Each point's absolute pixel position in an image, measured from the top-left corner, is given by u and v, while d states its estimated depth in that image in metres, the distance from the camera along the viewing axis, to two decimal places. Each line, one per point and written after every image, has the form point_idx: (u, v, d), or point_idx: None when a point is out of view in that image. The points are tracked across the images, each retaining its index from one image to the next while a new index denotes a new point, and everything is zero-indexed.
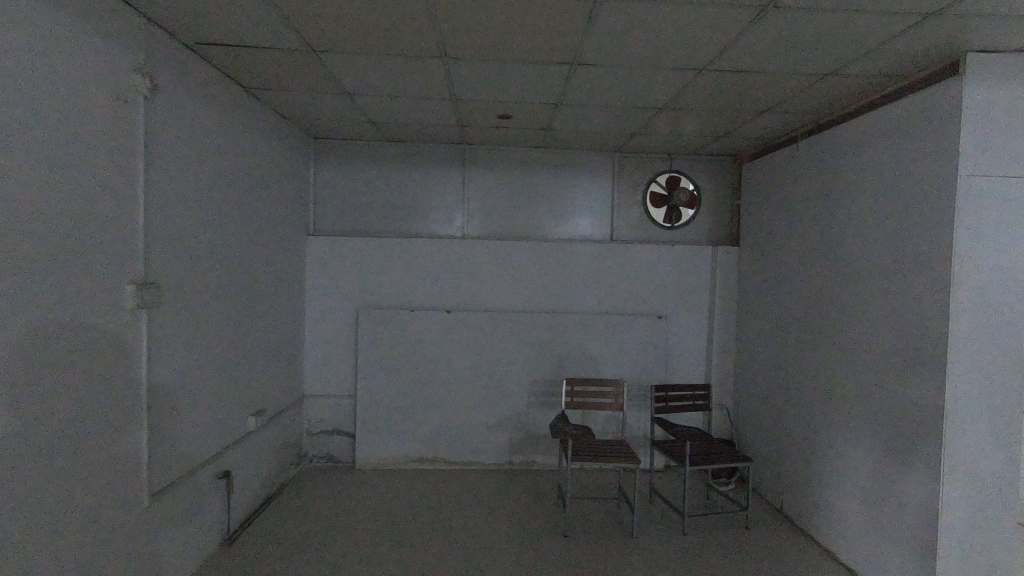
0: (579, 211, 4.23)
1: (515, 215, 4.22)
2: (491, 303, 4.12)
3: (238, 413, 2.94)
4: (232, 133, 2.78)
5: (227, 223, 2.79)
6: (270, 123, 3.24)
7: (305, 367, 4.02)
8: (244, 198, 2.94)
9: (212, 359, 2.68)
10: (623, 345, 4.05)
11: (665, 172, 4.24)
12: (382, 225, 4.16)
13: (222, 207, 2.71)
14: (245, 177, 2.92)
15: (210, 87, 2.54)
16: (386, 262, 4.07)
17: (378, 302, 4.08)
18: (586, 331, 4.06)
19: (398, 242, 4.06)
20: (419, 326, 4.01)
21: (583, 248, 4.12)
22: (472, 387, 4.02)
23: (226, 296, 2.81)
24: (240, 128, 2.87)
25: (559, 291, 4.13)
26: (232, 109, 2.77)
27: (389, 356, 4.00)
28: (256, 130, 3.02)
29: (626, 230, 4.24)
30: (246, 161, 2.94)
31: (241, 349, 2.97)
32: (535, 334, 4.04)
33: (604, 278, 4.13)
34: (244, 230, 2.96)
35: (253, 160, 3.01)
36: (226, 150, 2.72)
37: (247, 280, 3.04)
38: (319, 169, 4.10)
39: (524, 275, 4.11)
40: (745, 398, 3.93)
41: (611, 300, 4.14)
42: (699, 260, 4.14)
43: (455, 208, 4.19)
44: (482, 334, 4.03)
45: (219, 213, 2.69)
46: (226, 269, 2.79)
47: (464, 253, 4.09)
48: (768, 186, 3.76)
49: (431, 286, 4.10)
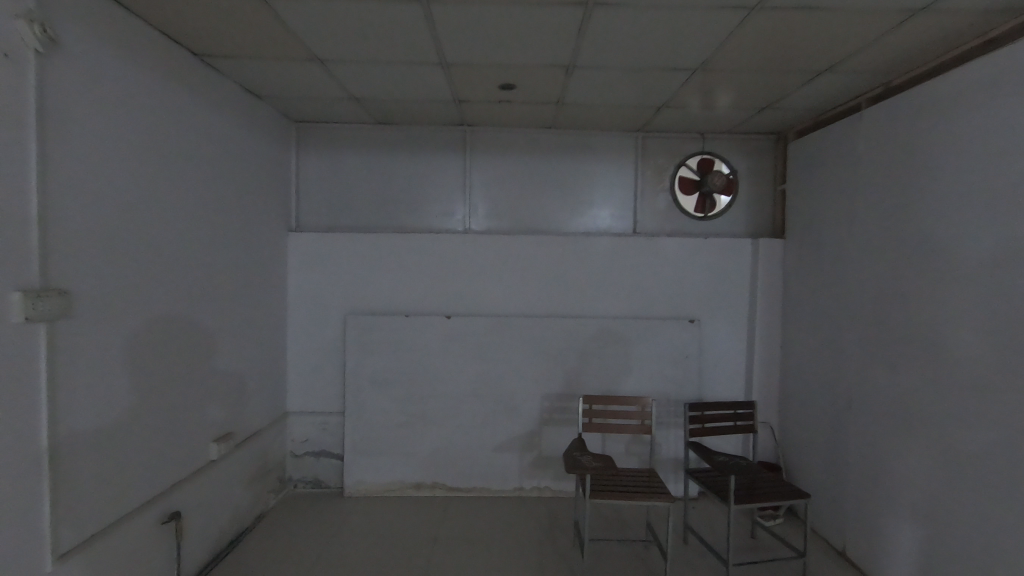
0: (597, 201, 3.71)
1: (524, 207, 3.71)
2: (499, 308, 3.62)
3: (192, 440, 2.49)
4: (175, 106, 2.33)
5: (174, 216, 2.33)
6: (231, 99, 2.79)
7: (288, 381, 3.58)
8: (197, 187, 2.48)
9: (153, 377, 2.23)
10: (649, 354, 3.53)
11: (697, 154, 3.69)
12: (374, 219, 3.69)
13: (165, 196, 2.26)
14: (195, 162, 2.47)
15: (139, 48, 2.09)
16: (379, 262, 3.59)
17: (371, 308, 3.61)
18: (606, 338, 3.54)
19: (393, 239, 3.59)
20: (416, 333, 3.53)
21: (602, 243, 3.60)
22: (476, 403, 3.54)
23: (175, 304, 2.36)
24: (189, 102, 2.42)
25: (575, 292, 3.61)
26: (175, 77, 2.32)
27: (382, 368, 3.53)
28: (207, 105, 2.57)
29: (651, 222, 3.71)
30: (198, 143, 2.49)
31: (194, 366, 2.52)
32: (548, 341, 3.54)
33: (627, 277, 3.61)
34: (198, 226, 2.50)
35: (206, 141, 2.55)
36: (167, 128, 2.26)
37: (204, 285, 2.58)
38: (303, 158, 3.65)
39: (535, 274, 3.61)
40: (795, 416, 3.37)
41: (635, 302, 3.62)
42: (736, 256, 3.59)
43: (456, 200, 3.70)
44: (487, 342, 3.54)
45: (160, 203, 2.23)
46: (174, 271, 2.34)
47: (467, 250, 3.60)
48: (821, 167, 3.19)
49: (430, 289, 3.61)
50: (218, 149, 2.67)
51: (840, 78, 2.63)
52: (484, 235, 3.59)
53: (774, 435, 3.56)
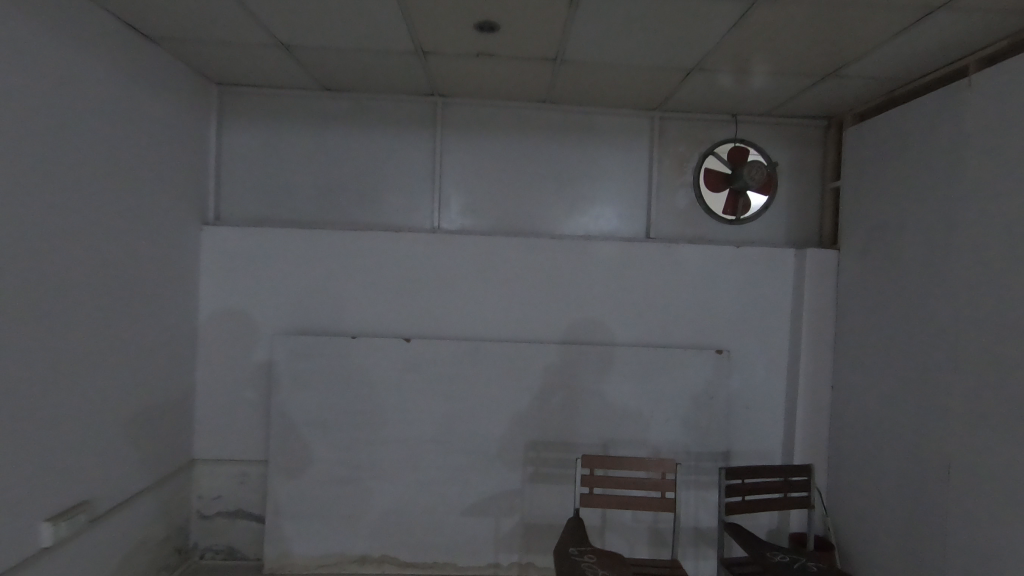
0: (601, 198, 2.95)
1: (507, 203, 2.94)
2: (472, 330, 2.84)
3: None
4: None
5: None
6: (82, 29, 1.99)
7: (197, 419, 2.76)
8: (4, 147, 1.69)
9: None
10: (663, 393, 2.77)
11: (727, 142, 2.93)
12: (317, 213, 2.90)
13: None
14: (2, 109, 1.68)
15: None
16: (322, 267, 2.80)
17: (309, 326, 2.81)
18: (609, 371, 2.77)
19: (339, 238, 2.79)
20: (366, 361, 2.74)
21: (606, 250, 2.84)
22: (439, 453, 2.74)
23: None
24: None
25: (571, 312, 2.84)
26: None
27: (318, 404, 2.72)
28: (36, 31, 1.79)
29: (667, 226, 2.94)
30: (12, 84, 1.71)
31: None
32: (535, 373, 2.76)
33: (637, 293, 2.84)
34: (2, 206, 1.68)
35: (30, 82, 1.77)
36: None
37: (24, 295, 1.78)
38: (226, 132, 2.87)
39: (520, 288, 2.83)
40: (854, 479, 2.61)
41: (646, 325, 2.85)
42: (776, 270, 2.84)
43: (423, 193, 2.93)
44: (455, 375, 2.75)
45: None
46: None
47: (436, 255, 2.81)
48: (895, 156, 2.46)
49: (386, 303, 2.82)
50: (52, 100, 1.87)
51: (952, 20, 1.90)
52: (457, 236, 2.81)
53: (823, 500, 2.79)
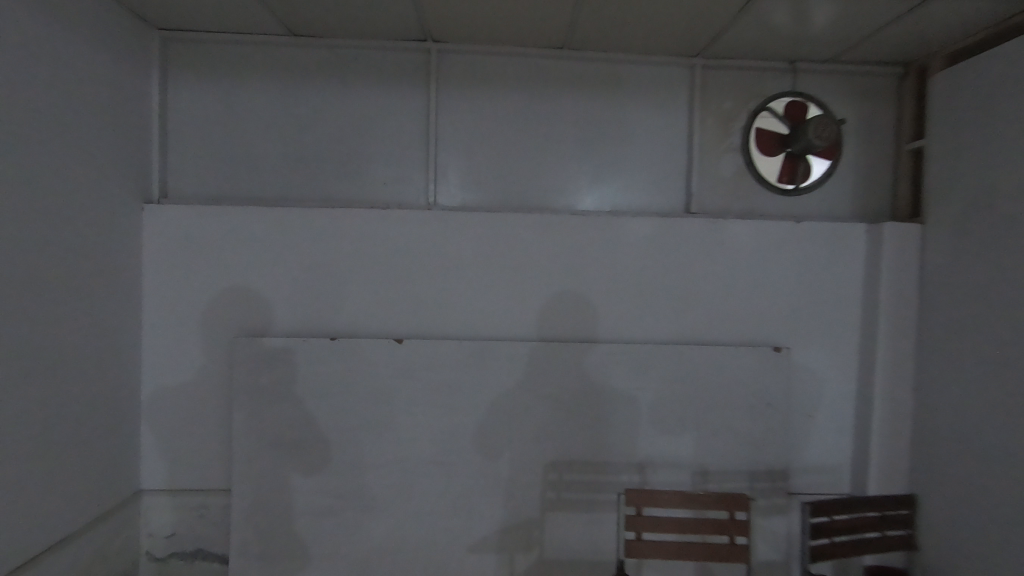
0: (629, 166, 2.45)
1: (517, 174, 2.43)
2: (477, 328, 2.34)
3: None
4: None
5: None
6: None
7: (145, 440, 2.28)
8: None
9: None
10: (709, 401, 2.29)
11: (784, 96, 2.41)
12: (286, 189, 2.39)
13: None
14: None
15: None
16: (293, 254, 2.30)
17: (279, 326, 2.32)
18: (644, 374, 2.29)
19: (313, 218, 2.29)
20: (348, 367, 2.25)
21: (637, 228, 2.34)
22: (439, 477, 2.27)
23: None
24: None
25: (595, 305, 2.35)
26: None
27: (291, 421, 2.24)
28: None
29: (710, 198, 2.44)
30: None
31: None
32: (554, 379, 2.28)
33: (675, 281, 2.35)
34: None
35: None
36: None
37: None
38: (173, 92, 2.35)
39: (534, 276, 2.34)
40: (946, 504, 2.13)
41: (687, 320, 2.36)
42: (843, 250, 2.35)
43: (415, 163, 2.42)
44: (457, 382, 2.27)
45: None
46: None
47: (431, 236, 2.32)
48: (1005, 103, 1.95)
49: (372, 297, 2.33)
50: None
51: None
52: (457, 214, 2.31)
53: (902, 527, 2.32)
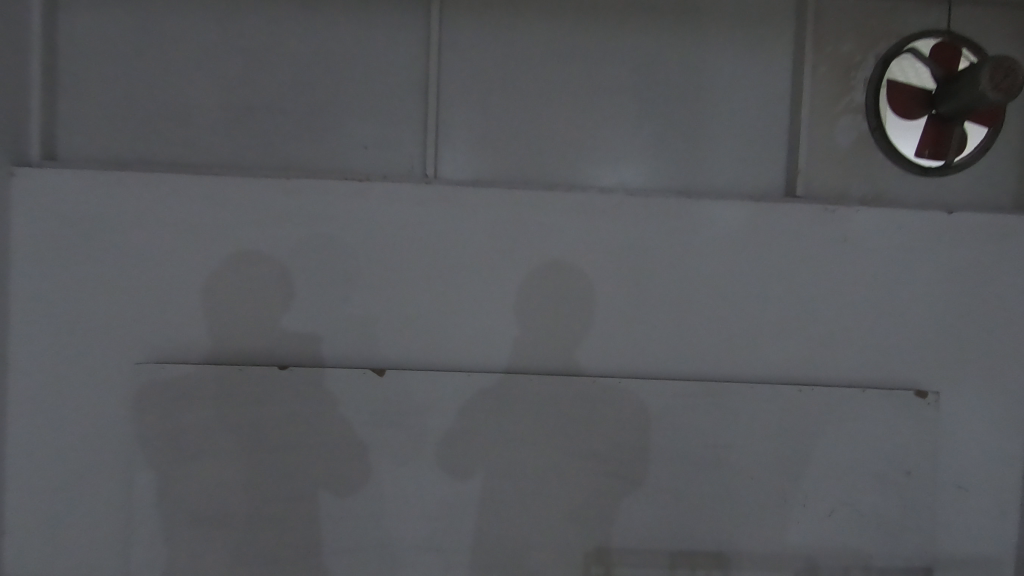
0: (705, 130, 1.74)
1: (546, 138, 1.74)
2: (487, 353, 1.65)
3: None
4: None
5: None
6: None
7: (18, 506, 1.61)
8: None
9: None
10: (817, 465, 1.63)
11: (928, 36, 1.72)
12: (225, 152, 1.71)
13: None
14: None
15: None
16: (229, 244, 1.61)
17: (206, 347, 1.62)
18: (728, 423, 1.63)
19: (259, 193, 1.61)
20: (308, 408, 1.59)
21: (717, 219, 1.67)
22: (434, 568, 1.60)
23: None
24: None
25: (655, 325, 1.67)
26: None
27: (227, 484, 1.59)
28: None
29: (820, 178, 1.73)
30: None
31: None
32: (598, 430, 1.61)
33: (769, 293, 1.68)
34: None
35: None
36: None
37: None
38: (69, 14, 1.67)
39: (571, 282, 1.66)
40: None
41: (786, 349, 1.67)
42: (1011, 255, 1.66)
43: (406, 121, 1.74)
44: (462, 430, 1.60)
45: None
46: None
47: (426, 223, 1.63)
48: None
49: (338, 307, 1.63)
50: None
51: None
52: (469, 193, 1.63)
53: None
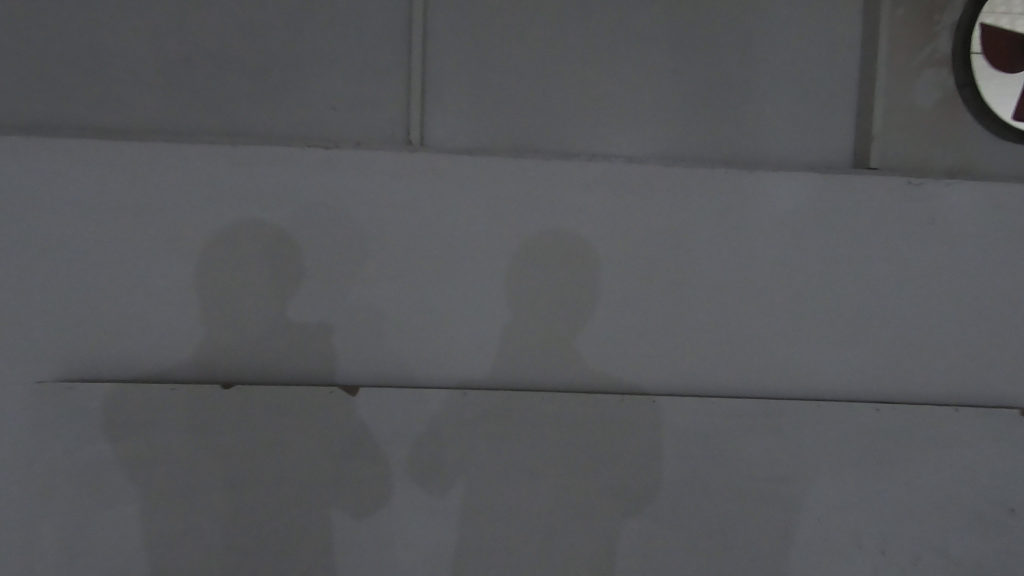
0: (755, 86, 1.42)
1: (562, 96, 1.41)
2: (490, 364, 1.34)
3: None
4: None
5: None
6: None
7: None
8: None
9: None
10: (888, 494, 1.36)
11: None
12: (161, 111, 1.37)
13: None
14: None
15: None
16: (170, 229, 1.30)
17: (140, 358, 1.31)
18: (789, 448, 1.35)
19: (207, 164, 1.30)
20: (265, 435, 1.28)
21: (772, 196, 1.36)
22: None
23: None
24: None
25: (695, 327, 1.37)
26: None
27: (167, 526, 1.28)
28: None
29: (898, 145, 1.41)
30: None
31: None
32: (627, 458, 1.31)
33: (833, 288, 1.38)
34: None
35: None
36: None
37: None
38: None
39: (593, 275, 1.35)
40: None
41: (851, 356, 1.39)
42: None
43: (386, 75, 1.40)
44: (462, 459, 1.30)
45: None
46: None
47: (414, 203, 1.31)
48: None
49: (305, 309, 1.32)
50: None
51: None
52: (469, 165, 1.32)
53: None
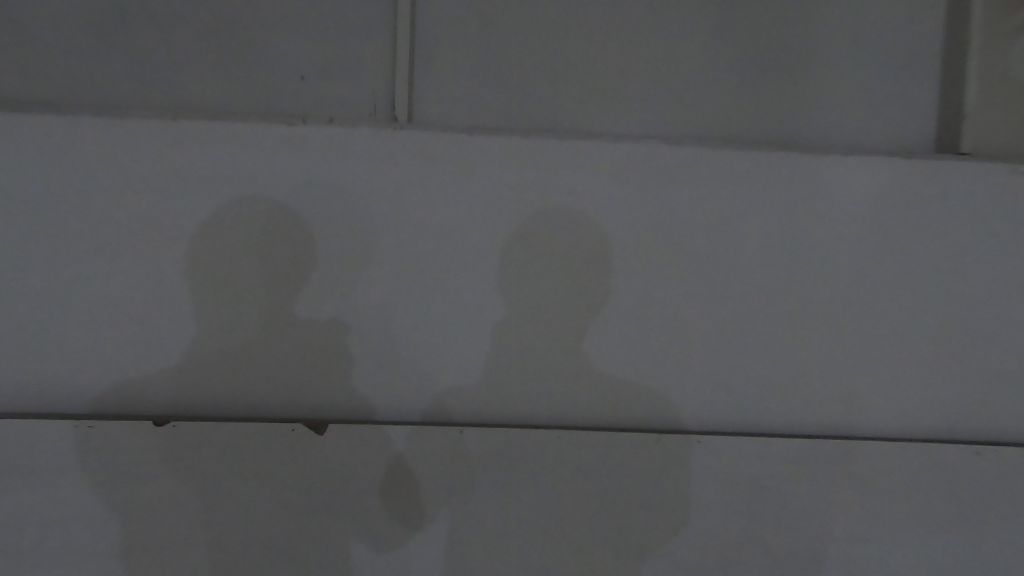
0: (819, 54, 1.17)
1: (584, 66, 1.16)
2: (495, 396, 1.11)
3: None
4: None
5: None
6: None
7: None
8: None
9: None
10: (978, 551, 1.12)
11: None
12: (97, 80, 1.12)
13: None
14: None
15: None
16: (101, 226, 1.06)
17: (66, 387, 1.07)
18: (859, 494, 1.11)
19: (152, 146, 1.06)
20: (219, 482, 1.05)
21: (841, 189, 1.12)
22: None
23: None
24: None
25: (746, 349, 1.12)
26: None
27: None
28: None
29: (992, 126, 1.16)
30: None
31: None
32: (659, 510, 1.09)
33: (914, 302, 1.13)
34: None
35: None
36: None
37: None
38: None
39: (622, 285, 1.11)
40: None
41: (934, 384, 1.14)
42: None
43: (370, 38, 1.15)
44: (462, 508, 1.07)
45: None
46: None
47: (404, 197, 1.08)
48: None
49: (268, 328, 1.08)
50: None
51: None
52: (472, 149, 1.08)
53: None
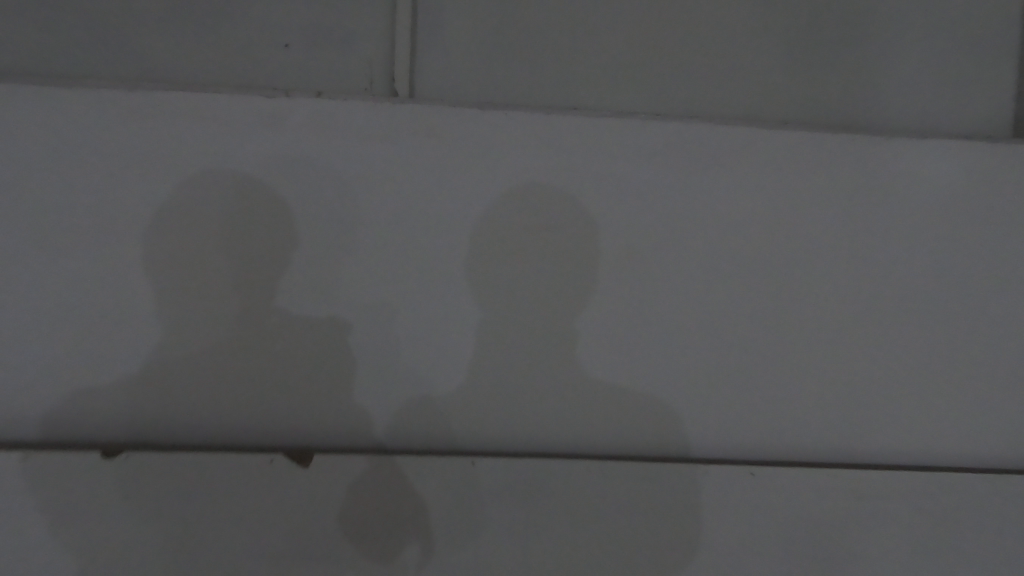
0: (879, 27, 1.02)
1: (612, 38, 1.01)
2: (512, 420, 0.95)
3: None
4: None
5: None
6: None
7: None
8: None
9: None
10: None
11: None
12: (42, 49, 0.95)
13: None
14: None
15: None
16: (48, 220, 0.90)
17: (6, 409, 0.90)
18: (928, 529, 0.97)
19: (116, 123, 0.90)
20: (183, 523, 0.88)
21: (904, 180, 0.98)
22: None
23: None
24: None
25: (800, 364, 0.98)
26: None
27: None
28: None
29: None
30: None
31: None
32: (703, 551, 0.93)
33: (986, 309, 0.99)
34: None
35: None
36: None
37: None
38: None
39: (658, 290, 0.96)
40: None
41: (1008, 401, 1.00)
42: None
43: (364, 3, 0.99)
44: (473, 551, 0.91)
45: None
46: None
47: (409, 188, 0.93)
48: None
49: (245, 341, 0.92)
50: None
51: None
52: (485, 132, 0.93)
53: None
